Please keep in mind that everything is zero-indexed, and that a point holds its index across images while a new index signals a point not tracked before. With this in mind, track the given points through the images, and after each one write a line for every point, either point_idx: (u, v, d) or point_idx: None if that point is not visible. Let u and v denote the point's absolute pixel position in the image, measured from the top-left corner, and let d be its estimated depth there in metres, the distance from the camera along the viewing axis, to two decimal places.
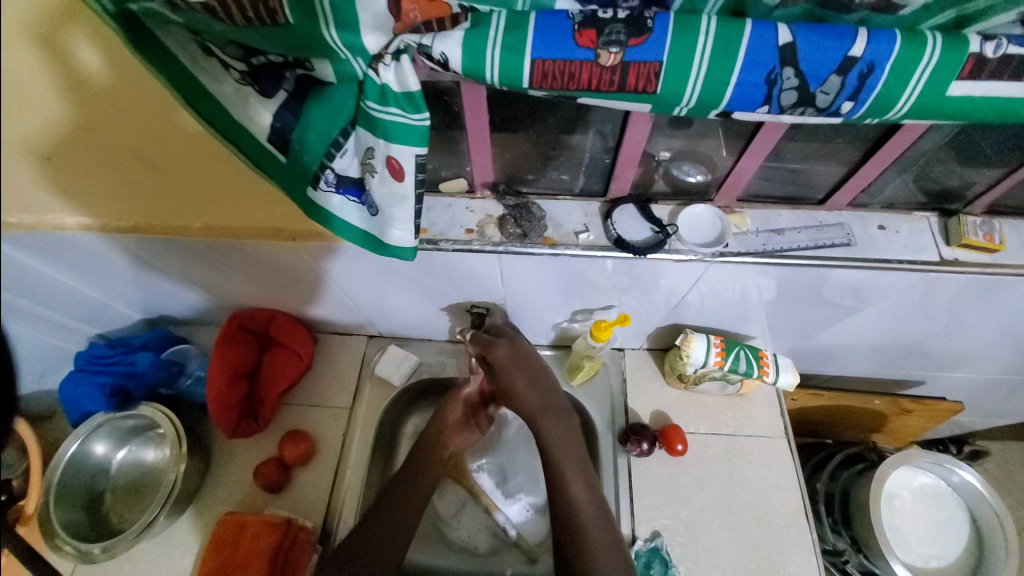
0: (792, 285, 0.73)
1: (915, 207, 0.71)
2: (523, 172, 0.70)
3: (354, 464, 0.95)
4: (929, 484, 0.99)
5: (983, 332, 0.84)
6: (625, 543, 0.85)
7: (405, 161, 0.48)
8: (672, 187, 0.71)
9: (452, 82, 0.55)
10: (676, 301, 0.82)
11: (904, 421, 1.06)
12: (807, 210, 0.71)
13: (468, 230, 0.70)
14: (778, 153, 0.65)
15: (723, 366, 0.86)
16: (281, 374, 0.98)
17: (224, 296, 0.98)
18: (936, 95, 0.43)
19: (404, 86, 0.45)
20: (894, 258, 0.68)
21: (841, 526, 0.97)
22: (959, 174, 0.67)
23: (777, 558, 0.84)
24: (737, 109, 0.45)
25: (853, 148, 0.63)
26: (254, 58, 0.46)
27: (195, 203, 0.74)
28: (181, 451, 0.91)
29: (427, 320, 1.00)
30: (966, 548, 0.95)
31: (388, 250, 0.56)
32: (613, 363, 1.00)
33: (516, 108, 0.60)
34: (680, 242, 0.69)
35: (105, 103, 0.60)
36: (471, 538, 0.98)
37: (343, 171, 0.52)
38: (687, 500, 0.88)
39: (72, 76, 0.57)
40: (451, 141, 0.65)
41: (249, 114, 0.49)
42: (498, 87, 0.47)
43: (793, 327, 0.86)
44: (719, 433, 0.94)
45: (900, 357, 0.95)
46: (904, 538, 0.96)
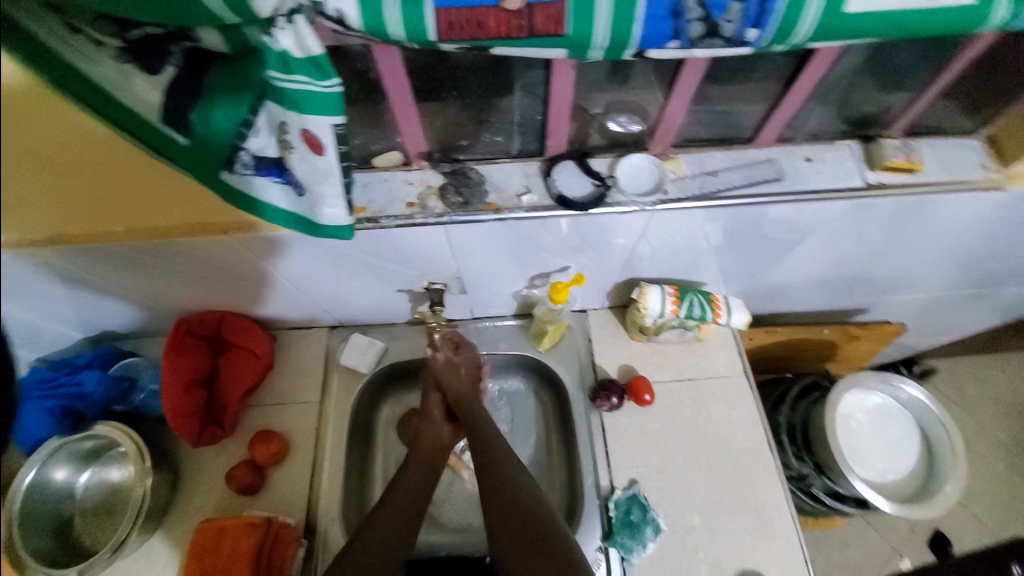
0: (733, 227, 0.75)
1: (838, 135, 0.74)
2: (456, 139, 0.69)
3: (331, 457, 0.94)
4: (881, 404, 1.06)
5: (916, 252, 0.88)
6: (604, 494, 0.88)
7: (321, 132, 0.46)
8: (607, 139, 0.71)
9: (362, 45, 0.52)
10: (628, 255, 0.83)
11: (855, 347, 1.11)
12: (738, 150, 0.72)
13: (409, 204, 0.69)
14: (703, 95, 0.66)
15: (680, 314, 0.88)
16: (242, 376, 0.95)
17: (163, 302, 0.92)
18: (836, 15, 0.44)
19: (305, 51, 0.43)
20: (823, 188, 0.71)
21: (804, 453, 1.03)
22: (877, 99, 0.69)
23: (747, 488, 0.89)
24: (649, 47, 0.45)
25: (773, 81, 0.64)
26: (130, 32, 0.43)
27: (116, 200, 0.70)
28: (146, 465, 0.87)
29: (387, 304, 0.98)
30: (918, 460, 1.02)
31: (322, 231, 0.55)
32: (577, 324, 1.02)
33: (436, 69, 0.58)
34: (620, 194, 0.69)
35: None
36: (464, 517, 0.99)
37: (260, 151, 0.50)
38: (659, 446, 0.92)
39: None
40: (376, 112, 0.62)
41: (136, 93, 0.46)
42: (405, 44, 0.45)
43: (741, 268, 0.89)
44: (682, 379, 0.97)
45: (846, 286, 1.00)
46: (862, 456, 1.02)
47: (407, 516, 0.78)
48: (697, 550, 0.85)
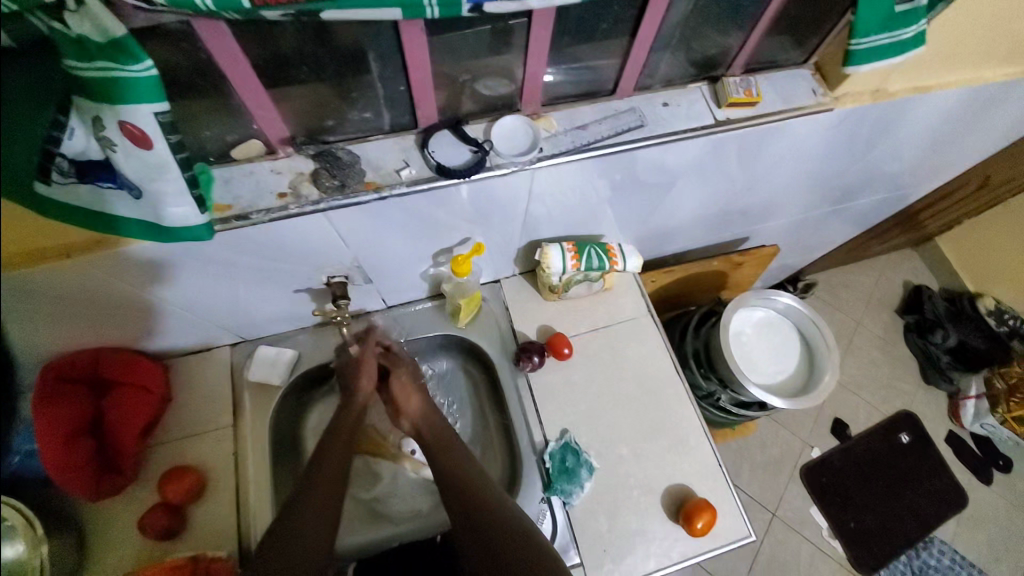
0: (612, 176, 0.79)
1: (689, 80, 0.80)
2: (320, 120, 0.65)
3: (256, 478, 0.89)
4: (764, 316, 1.20)
5: (774, 179, 1.00)
6: (540, 448, 0.92)
7: (142, 123, 0.42)
8: (480, 104, 0.71)
9: (179, 22, 0.47)
10: (523, 218, 0.85)
11: (740, 272, 1.24)
12: (603, 102, 0.76)
13: (281, 194, 0.64)
14: (562, 50, 0.68)
15: (580, 267, 0.92)
16: (133, 416, 0.86)
17: (15, 352, 0.79)
18: None
19: (103, 32, 0.38)
20: (681, 129, 0.76)
21: (710, 372, 1.14)
22: (716, 41, 0.75)
23: (665, 414, 0.97)
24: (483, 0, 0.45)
25: (622, 31, 0.68)
26: None
27: None
28: (37, 535, 0.73)
29: (289, 309, 0.93)
30: (800, 357, 1.17)
31: (177, 235, 0.50)
32: (491, 295, 1.03)
33: (277, 46, 0.54)
34: (499, 157, 0.70)
35: None
36: (412, 505, 0.99)
37: (81, 155, 0.44)
38: (584, 394, 0.97)
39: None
40: (223, 100, 0.57)
41: None
42: (222, 14, 0.42)
43: (632, 215, 0.95)
44: (597, 327, 1.02)
45: (725, 219, 1.10)
46: (756, 365, 1.15)
47: (327, 509, 0.75)
48: (630, 478, 0.92)
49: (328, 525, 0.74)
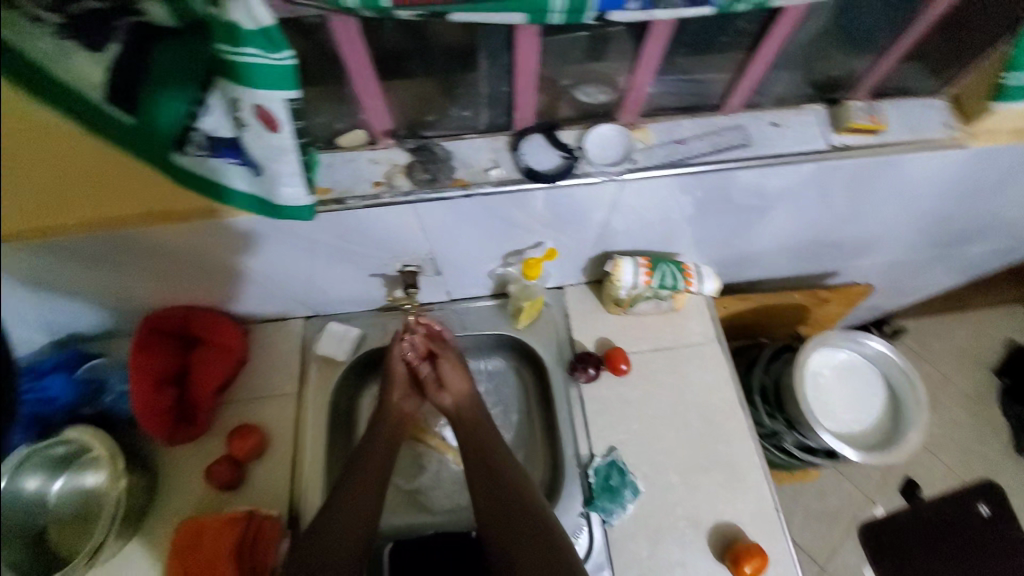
0: (703, 194, 0.76)
1: (804, 99, 0.75)
2: (422, 115, 0.67)
3: (312, 448, 0.93)
4: (847, 360, 1.11)
5: (878, 215, 0.92)
6: (584, 462, 0.90)
7: (275, 108, 0.45)
8: (576, 110, 0.70)
9: (316, 15, 0.51)
10: (601, 229, 0.83)
11: (823, 309, 1.16)
12: (705, 117, 0.73)
13: (375, 183, 0.67)
14: (670, 62, 0.66)
15: (652, 284, 0.90)
16: (212, 371, 0.92)
17: (128, 297, 0.89)
18: None
19: (255, 21, 0.40)
20: (787, 152, 0.72)
21: (776, 411, 1.08)
22: (842, 62, 0.71)
23: (723, 448, 0.92)
24: (609, 9, 0.45)
25: (736, 47, 0.65)
26: (70, 6, 0.42)
27: (56, 192, 0.66)
28: (119, 467, 0.85)
29: (362, 291, 0.97)
30: (882, 409, 1.08)
31: (283, 213, 0.53)
32: (555, 301, 1.02)
33: (397, 41, 0.56)
34: (589, 164, 0.69)
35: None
36: (453, 501, 0.99)
37: (214, 131, 0.48)
38: (638, 413, 0.94)
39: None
40: (338, 89, 0.60)
41: (75, 69, 0.44)
42: (359, 11, 0.44)
43: (714, 237, 0.90)
44: (659, 347, 0.99)
45: (815, 251, 1.03)
46: (830, 411, 1.07)
47: (368, 490, 0.80)
48: (677, 509, 0.88)
49: (364, 513, 0.78)
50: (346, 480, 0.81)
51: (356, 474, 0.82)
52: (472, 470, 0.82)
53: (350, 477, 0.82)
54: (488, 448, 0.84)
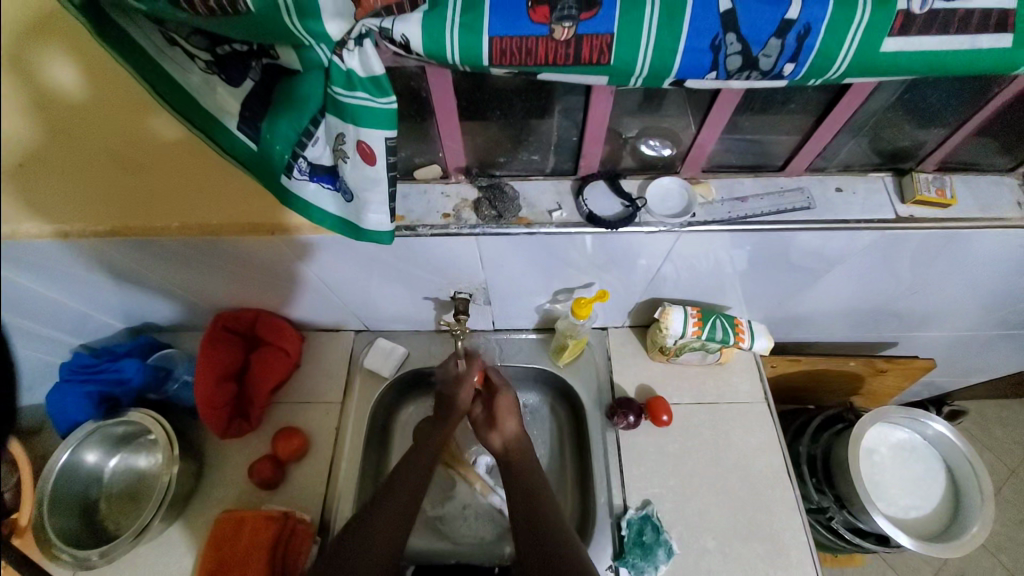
0: (760, 252, 0.76)
1: (870, 168, 0.75)
2: (494, 156, 0.72)
3: (349, 457, 0.96)
4: (905, 439, 1.04)
5: (945, 288, 0.88)
6: (617, 512, 0.88)
7: (375, 144, 0.50)
8: (639, 162, 0.73)
9: (417, 67, 0.56)
10: (652, 276, 0.84)
11: (880, 381, 1.10)
12: (768, 177, 0.75)
13: (445, 215, 0.72)
14: (736, 124, 0.68)
15: (701, 335, 0.88)
16: (269, 372, 0.98)
17: (205, 297, 0.96)
18: (869, 52, 0.46)
19: (368, 70, 0.47)
20: (852, 218, 0.72)
21: (825, 485, 1.02)
22: (910, 135, 0.70)
23: (763, 517, 0.88)
24: (688, 77, 0.48)
25: (806, 114, 0.66)
26: (219, 48, 0.48)
27: (174, 199, 0.75)
28: (173, 453, 0.90)
29: (413, 310, 1.01)
30: (943, 498, 0.99)
31: (365, 235, 0.58)
32: (597, 342, 1.03)
33: (482, 91, 0.62)
34: (650, 215, 0.72)
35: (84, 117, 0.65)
36: (475, 530, 0.99)
37: (316, 159, 0.54)
38: (676, 468, 0.91)
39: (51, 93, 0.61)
40: (422, 128, 0.66)
41: (217, 102, 0.51)
42: (460, 67, 0.49)
43: (766, 294, 0.89)
44: (702, 402, 0.97)
45: (872, 319, 0.99)
46: (883, 490, 1.00)
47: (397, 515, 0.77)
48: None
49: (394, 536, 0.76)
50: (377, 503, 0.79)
51: (396, 491, 0.80)
52: (510, 498, 0.79)
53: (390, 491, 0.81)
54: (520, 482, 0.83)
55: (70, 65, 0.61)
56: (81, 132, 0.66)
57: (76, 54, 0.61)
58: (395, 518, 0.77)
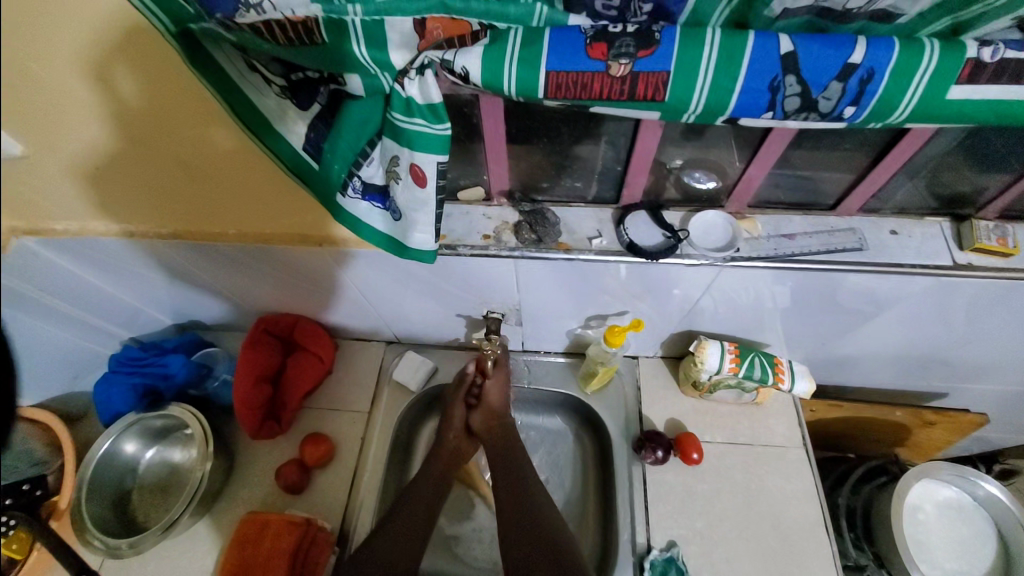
0: (805, 291, 0.74)
1: (928, 212, 0.72)
2: (537, 181, 0.74)
3: (371, 467, 0.97)
4: (954, 498, 0.96)
5: (1005, 341, 0.83)
6: (640, 551, 0.85)
7: (427, 168, 0.52)
8: (682, 193, 0.73)
9: (471, 95, 0.59)
10: (689, 308, 0.83)
11: (928, 434, 1.03)
12: (817, 216, 0.73)
13: (485, 236, 0.74)
14: (785, 160, 0.67)
15: (737, 372, 0.86)
16: (304, 377, 1.01)
17: (250, 300, 1.01)
18: (937, 98, 0.45)
19: (426, 98, 0.49)
20: (907, 262, 0.69)
21: (864, 541, 0.95)
22: (971, 180, 0.68)
23: (796, 571, 0.83)
24: (742, 115, 0.48)
25: (860, 154, 0.65)
26: (293, 74, 0.51)
27: (233, 209, 0.78)
28: (207, 450, 0.93)
29: (444, 326, 1.02)
30: (993, 565, 0.92)
31: (409, 253, 0.60)
32: (627, 370, 1.01)
33: (531, 119, 0.63)
34: (692, 247, 0.71)
35: (151, 125, 0.65)
36: (489, 555, 0.97)
37: (370, 179, 0.56)
38: (704, 509, 0.88)
39: (118, 99, 0.62)
40: (470, 151, 0.68)
41: (287, 124, 0.54)
42: (514, 98, 0.51)
43: (808, 334, 0.86)
44: (735, 442, 0.93)
45: (922, 368, 0.94)
46: (928, 552, 0.93)
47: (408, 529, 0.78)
48: None
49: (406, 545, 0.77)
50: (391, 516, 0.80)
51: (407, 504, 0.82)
52: (509, 516, 0.78)
53: (405, 504, 0.82)
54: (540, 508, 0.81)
55: (137, 74, 0.59)
56: (151, 137, 0.67)
57: (138, 62, 0.58)
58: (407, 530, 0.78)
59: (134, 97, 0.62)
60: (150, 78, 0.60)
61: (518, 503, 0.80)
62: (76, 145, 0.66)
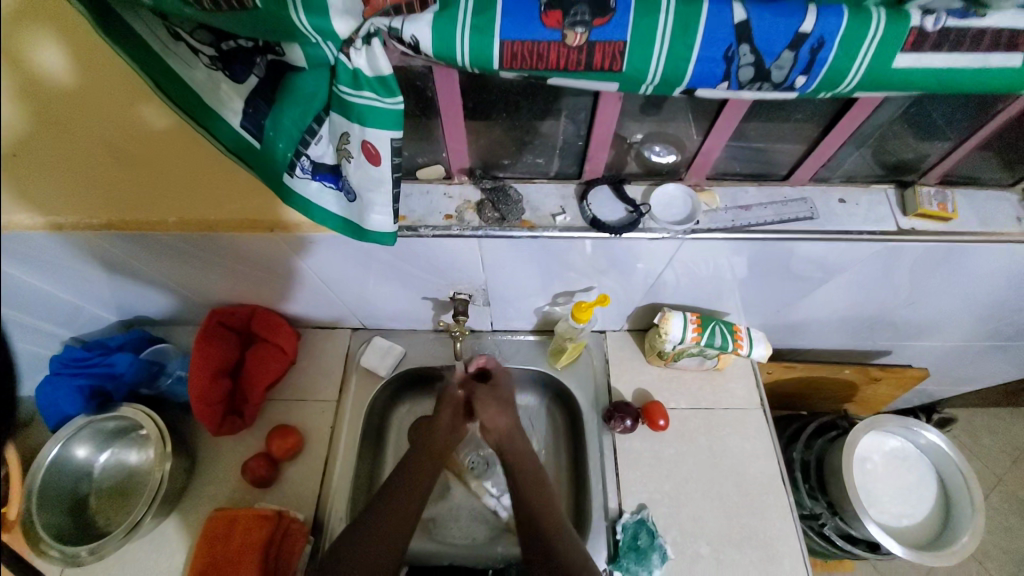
0: (761, 260, 0.77)
1: (874, 180, 0.76)
2: (498, 158, 0.72)
3: (344, 458, 0.95)
4: (898, 447, 1.05)
5: (941, 299, 0.89)
6: (612, 516, 0.88)
7: (381, 145, 0.49)
8: (644, 167, 0.73)
9: (424, 67, 0.56)
10: (653, 281, 0.84)
11: (874, 389, 1.10)
12: (773, 187, 0.75)
13: (447, 216, 0.72)
14: (742, 132, 0.68)
15: (700, 342, 0.88)
16: (265, 368, 0.97)
17: (201, 292, 0.95)
18: (883, 68, 0.46)
19: (375, 70, 0.46)
20: (854, 229, 0.72)
21: (818, 492, 1.02)
22: (913, 147, 0.71)
23: (756, 523, 0.88)
24: (699, 86, 0.48)
25: (813, 125, 0.66)
26: (224, 43, 0.47)
27: (171, 193, 0.72)
28: (165, 449, 0.89)
29: (410, 309, 1.00)
30: (934, 506, 1.01)
31: (369, 236, 0.57)
32: (595, 344, 1.02)
33: (489, 92, 0.61)
34: (653, 221, 0.71)
35: (73, 101, 0.62)
36: (468, 532, 0.98)
37: (319, 157, 0.53)
38: (671, 472, 0.91)
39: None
40: (426, 128, 0.66)
41: (220, 100, 0.50)
42: (469, 70, 0.49)
43: (765, 301, 0.89)
44: (698, 407, 0.97)
45: (868, 328, 1.00)
46: (875, 498, 1.01)
47: (397, 518, 0.77)
48: None
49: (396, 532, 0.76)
50: (372, 512, 0.78)
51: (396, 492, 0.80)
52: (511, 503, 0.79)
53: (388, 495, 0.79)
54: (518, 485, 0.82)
55: (54, 43, 0.58)
56: (74, 114, 0.64)
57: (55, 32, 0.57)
58: (399, 517, 0.78)
59: (52, 72, 0.60)
60: (70, 46, 0.58)
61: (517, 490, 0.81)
62: None
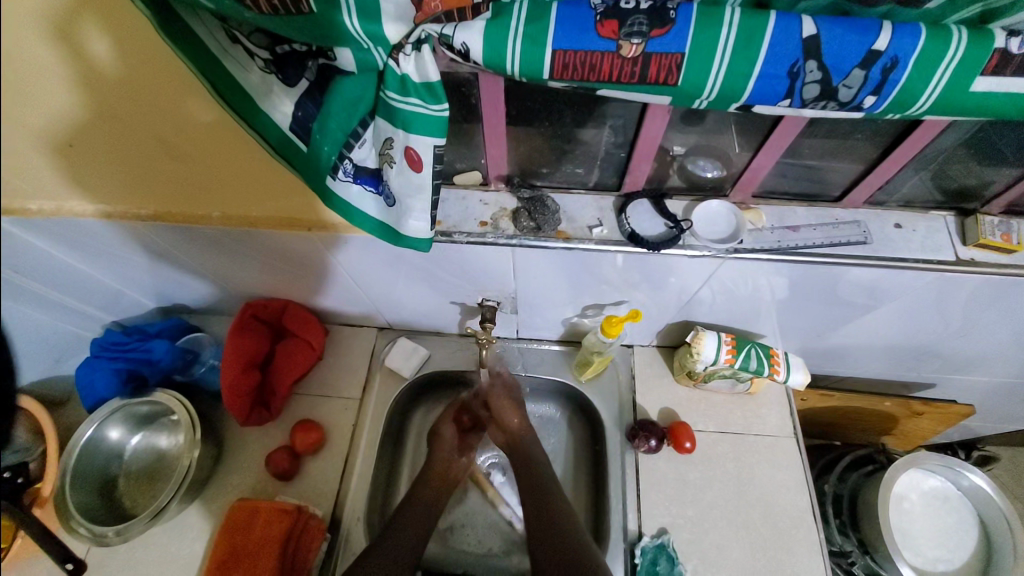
0: (805, 284, 0.73)
1: (932, 205, 0.71)
2: (537, 166, 0.71)
3: (363, 458, 0.95)
4: (938, 487, 0.98)
5: (997, 335, 0.83)
6: (631, 538, 0.85)
7: (423, 152, 0.49)
8: (686, 181, 0.71)
9: (470, 73, 0.56)
10: (687, 298, 0.82)
11: (915, 423, 1.04)
12: (823, 208, 0.71)
13: (482, 223, 0.71)
14: (794, 150, 0.65)
15: (733, 364, 0.85)
16: (293, 363, 0.98)
17: (238, 285, 0.98)
18: (960, 90, 0.43)
19: (423, 77, 0.46)
20: (909, 257, 0.68)
21: (849, 528, 0.97)
22: (978, 173, 0.66)
23: (784, 557, 0.84)
24: (758, 102, 0.46)
25: (871, 145, 0.63)
26: (279, 47, 0.48)
27: (218, 190, 0.74)
28: (195, 437, 0.91)
29: (437, 312, 0.99)
30: (975, 551, 0.94)
31: (404, 241, 0.57)
32: (622, 359, 1.00)
33: (533, 100, 0.60)
34: (695, 238, 0.69)
35: (125, 95, 0.61)
36: (482, 542, 0.97)
37: (361, 161, 0.53)
38: (696, 497, 0.88)
39: (87, 65, 0.58)
40: (467, 133, 0.65)
41: (272, 102, 0.51)
42: (518, 79, 0.48)
43: (804, 325, 0.86)
44: (727, 431, 0.93)
45: (913, 359, 0.94)
46: (911, 540, 0.95)
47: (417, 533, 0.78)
48: None
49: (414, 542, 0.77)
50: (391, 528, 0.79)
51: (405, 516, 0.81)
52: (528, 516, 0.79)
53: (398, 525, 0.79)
54: (535, 502, 0.80)
55: (106, 36, 0.56)
56: (123, 108, 0.63)
57: (109, 24, 0.55)
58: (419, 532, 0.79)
59: (104, 64, 0.58)
60: (122, 41, 0.56)
61: (538, 508, 0.79)
62: (46, 119, 0.62)
